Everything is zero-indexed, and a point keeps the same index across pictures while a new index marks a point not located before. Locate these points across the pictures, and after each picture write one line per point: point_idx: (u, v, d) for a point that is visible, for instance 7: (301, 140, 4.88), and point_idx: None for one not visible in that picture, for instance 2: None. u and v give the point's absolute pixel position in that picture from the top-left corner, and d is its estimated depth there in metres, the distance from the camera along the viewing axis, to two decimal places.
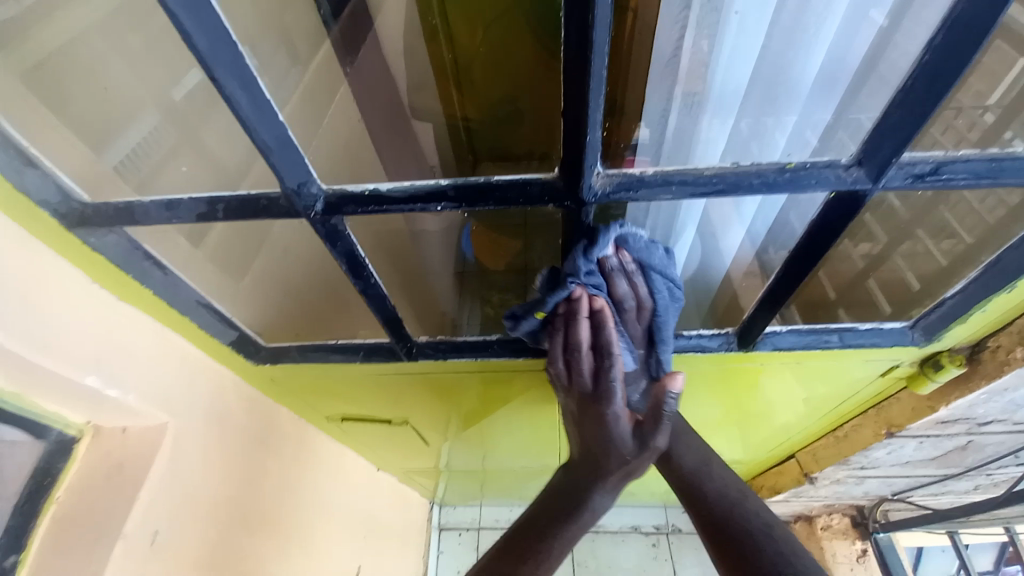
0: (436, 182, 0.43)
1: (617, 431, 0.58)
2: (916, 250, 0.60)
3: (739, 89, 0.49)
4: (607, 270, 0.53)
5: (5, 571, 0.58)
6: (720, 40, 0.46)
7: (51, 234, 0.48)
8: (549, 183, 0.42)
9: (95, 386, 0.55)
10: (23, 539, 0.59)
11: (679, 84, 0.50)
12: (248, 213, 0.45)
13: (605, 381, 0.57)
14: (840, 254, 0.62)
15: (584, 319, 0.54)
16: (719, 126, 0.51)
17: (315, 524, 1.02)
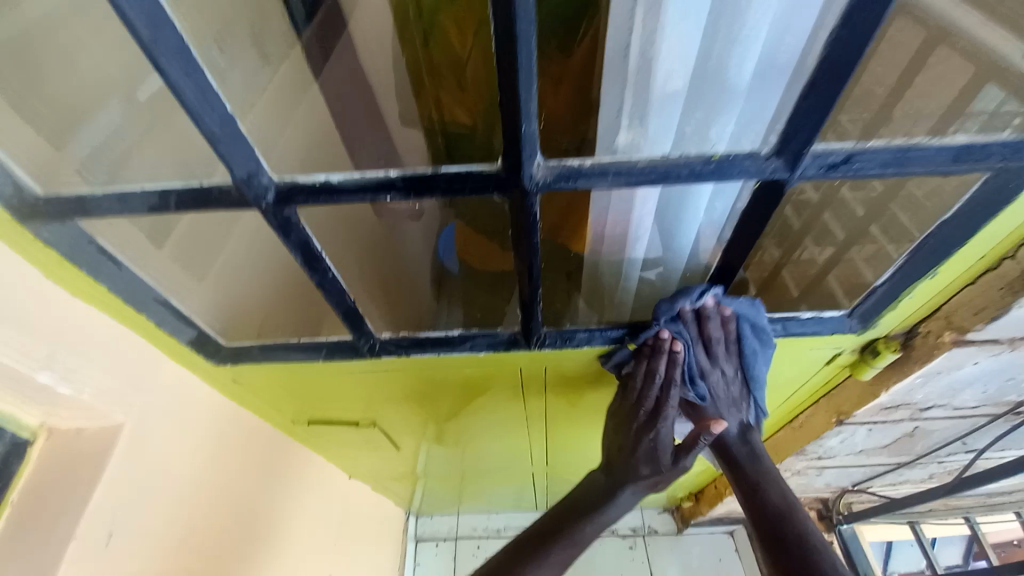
0: (386, 173, 0.44)
1: (660, 454, 0.67)
2: (879, 253, 0.62)
3: (686, 87, 0.51)
4: (700, 314, 0.67)
5: None
6: (665, 34, 0.47)
7: (2, 226, 0.48)
8: (492, 174, 0.44)
9: (47, 383, 0.56)
10: None
11: (630, 81, 0.52)
12: (202, 204, 0.46)
13: (662, 407, 0.67)
14: (803, 254, 0.67)
15: (665, 354, 0.67)
16: (667, 122, 0.53)
17: (283, 530, 1.01)
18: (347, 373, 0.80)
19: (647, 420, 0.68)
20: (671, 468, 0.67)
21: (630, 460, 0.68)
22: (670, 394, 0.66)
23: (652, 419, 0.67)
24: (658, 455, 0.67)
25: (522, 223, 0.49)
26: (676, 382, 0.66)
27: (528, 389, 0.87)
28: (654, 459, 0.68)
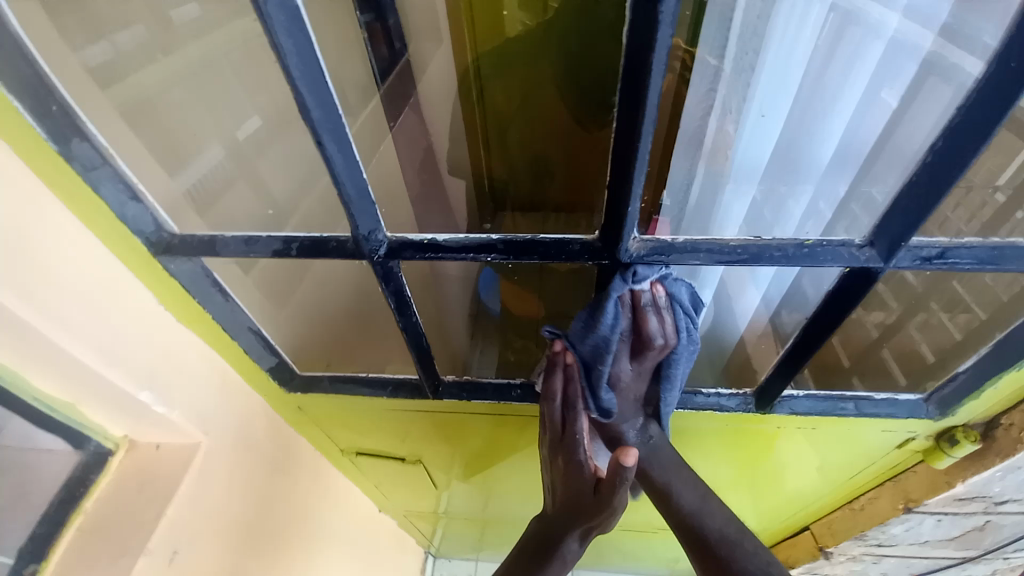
0: (487, 236, 0.48)
1: (582, 481, 0.58)
2: (930, 322, 0.62)
3: (757, 165, 0.56)
4: (640, 304, 0.53)
5: None
6: (742, 123, 0.53)
7: (133, 255, 0.53)
8: (588, 243, 0.46)
9: (147, 401, 0.58)
10: (46, 546, 0.61)
11: (703, 159, 0.55)
12: (317, 253, 0.50)
13: (572, 435, 0.58)
14: (854, 320, 0.63)
15: (558, 370, 0.58)
16: (737, 192, 0.56)
17: (317, 563, 1.00)
18: (405, 411, 0.82)
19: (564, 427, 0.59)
20: (599, 511, 0.56)
21: (570, 492, 0.58)
22: (576, 418, 0.58)
23: (573, 444, 0.58)
24: (580, 478, 0.58)
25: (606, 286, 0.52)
26: (579, 403, 0.58)
27: None
28: (580, 494, 0.57)
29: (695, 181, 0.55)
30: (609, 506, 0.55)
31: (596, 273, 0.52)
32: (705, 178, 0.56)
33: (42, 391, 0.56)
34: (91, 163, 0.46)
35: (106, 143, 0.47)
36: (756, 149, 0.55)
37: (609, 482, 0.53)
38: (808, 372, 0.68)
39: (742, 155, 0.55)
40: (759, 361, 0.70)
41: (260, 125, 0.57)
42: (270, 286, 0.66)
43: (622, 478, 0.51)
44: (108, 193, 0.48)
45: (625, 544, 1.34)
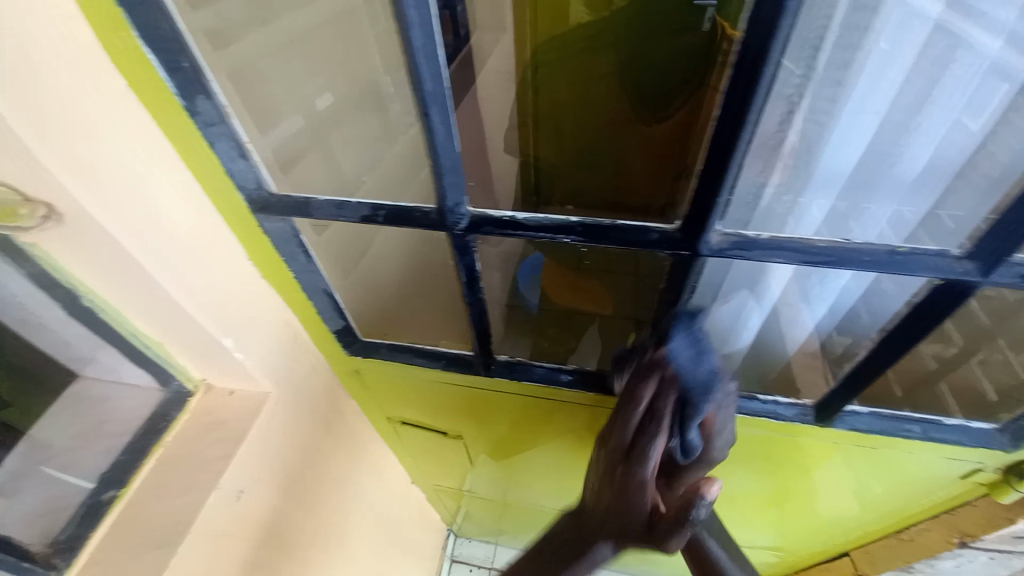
0: (566, 218, 0.49)
1: (634, 514, 0.49)
2: (993, 359, 0.60)
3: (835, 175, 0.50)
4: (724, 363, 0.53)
5: (103, 503, 0.61)
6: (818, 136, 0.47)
7: (234, 209, 0.57)
8: (669, 233, 0.47)
9: (229, 347, 0.62)
10: (127, 474, 0.63)
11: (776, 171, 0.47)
12: (401, 223, 0.53)
13: (647, 444, 0.48)
14: (911, 357, 0.61)
15: (653, 377, 0.48)
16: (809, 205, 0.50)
17: (353, 523, 1.04)
18: (454, 386, 0.85)
19: (629, 453, 0.49)
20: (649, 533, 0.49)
21: (609, 515, 0.52)
22: (661, 428, 0.47)
23: (638, 478, 0.48)
24: (634, 511, 0.49)
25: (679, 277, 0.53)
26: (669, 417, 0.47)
27: None
28: (628, 513, 0.50)
29: (764, 195, 0.47)
30: (667, 541, 0.48)
31: (671, 265, 0.52)
32: (778, 192, 0.48)
33: (138, 327, 0.61)
34: (211, 120, 0.49)
35: (224, 101, 0.49)
36: (838, 156, 0.49)
37: (673, 514, 0.48)
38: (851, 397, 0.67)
39: (824, 163, 0.49)
40: (800, 376, 0.69)
41: (335, 102, 0.59)
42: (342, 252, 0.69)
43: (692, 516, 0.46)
44: (221, 149, 0.52)
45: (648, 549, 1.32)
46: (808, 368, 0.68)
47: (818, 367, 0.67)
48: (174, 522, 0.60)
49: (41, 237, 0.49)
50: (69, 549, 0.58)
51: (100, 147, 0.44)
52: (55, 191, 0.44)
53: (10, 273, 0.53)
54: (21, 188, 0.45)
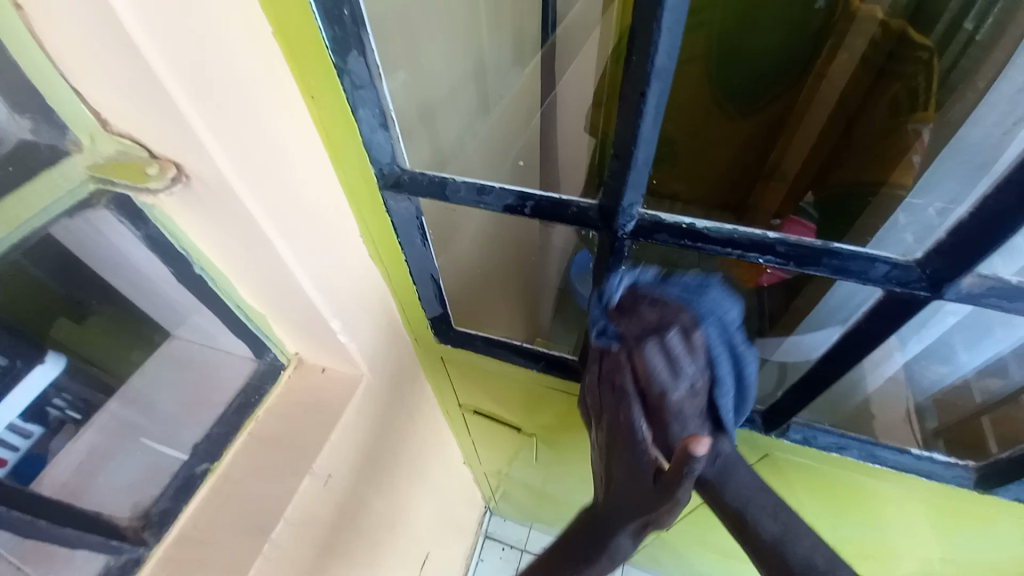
0: (765, 234, 0.41)
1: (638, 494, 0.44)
2: None
3: None
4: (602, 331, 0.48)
5: (198, 476, 0.59)
6: None
7: (363, 187, 0.52)
8: (903, 267, 0.39)
9: (336, 329, 0.58)
10: (219, 448, 0.61)
11: None
12: (552, 216, 0.46)
13: (624, 436, 0.46)
14: None
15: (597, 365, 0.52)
16: None
17: (415, 504, 1.02)
18: (543, 388, 0.79)
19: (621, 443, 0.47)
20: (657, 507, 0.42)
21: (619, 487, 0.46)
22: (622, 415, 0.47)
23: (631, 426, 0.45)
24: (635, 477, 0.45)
25: (889, 315, 0.44)
26: (631, 402, 0.45)
27: None
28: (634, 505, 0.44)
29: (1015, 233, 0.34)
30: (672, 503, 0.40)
31: (883, 298, 0.43)
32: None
33: (243, 299, 0.58)
34: (360, 81, 0.42)
35: (378, 62, 0.42)
36: None
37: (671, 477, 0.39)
38: (941, 438, 0.61)
39: None
40: (880, 410, 0.63)
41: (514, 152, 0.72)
42: (452, 220, 0.61)
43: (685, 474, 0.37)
44: (363, 117, 0.45)
45: (700, 566, 1.26)
46: (890, 406, 0.63)
47: (900, 405, 0.62)
48: (271, 501, 0.58)
49: (162, 198, 0.45)
50: (159, 524, 0.56)
51: (256, 107, 0.39)
52: (195, 154, 0.40)
53: (122, 233, 0.48)
54: (153, 144, 0.41)
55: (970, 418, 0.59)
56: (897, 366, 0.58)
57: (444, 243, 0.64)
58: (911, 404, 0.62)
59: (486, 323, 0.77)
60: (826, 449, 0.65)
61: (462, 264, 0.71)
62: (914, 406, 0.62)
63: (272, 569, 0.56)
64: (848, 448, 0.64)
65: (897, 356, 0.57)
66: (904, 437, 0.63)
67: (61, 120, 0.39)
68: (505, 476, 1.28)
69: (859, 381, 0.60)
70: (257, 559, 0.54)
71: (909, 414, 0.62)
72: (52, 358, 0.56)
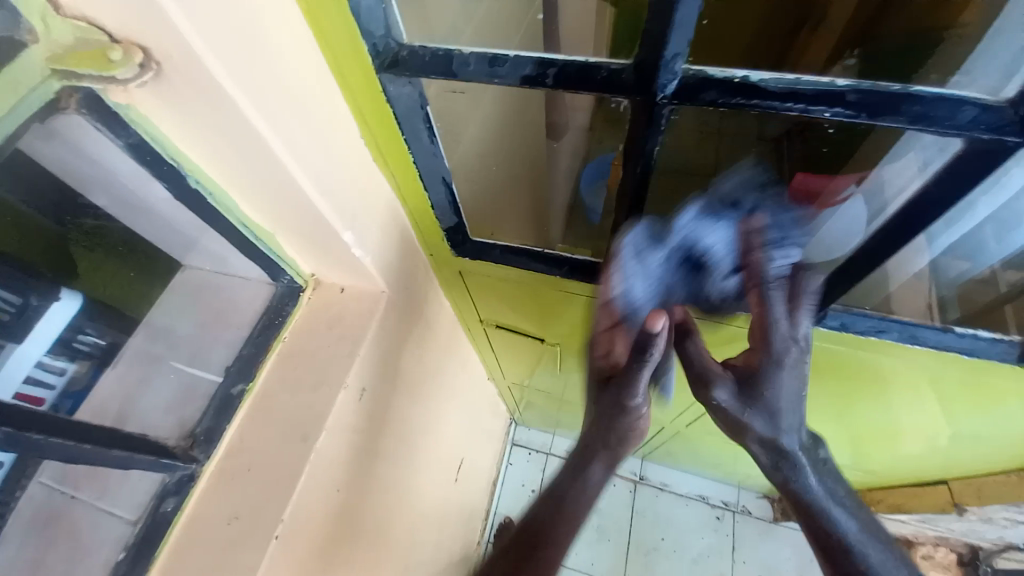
0: (834, 81, 0.35)
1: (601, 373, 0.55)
2: None
3: None
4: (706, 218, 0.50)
5: (235, 397, 0.60)
6: None
7: (357, 71, 0.45)
8: (994, 110, 0.34)
9: (349, 242, 0.55)
10: (251, 369, 0.62)
11: None
12: (577, 85, 0.41)
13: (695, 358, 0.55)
14: None
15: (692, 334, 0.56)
16: None
17: (444, 413, 1.05)
18: (565, 298, 0.77)
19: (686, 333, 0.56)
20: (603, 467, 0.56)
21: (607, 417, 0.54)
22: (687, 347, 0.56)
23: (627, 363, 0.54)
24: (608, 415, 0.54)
25: (963, 172, 0.40)
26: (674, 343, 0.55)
27: None
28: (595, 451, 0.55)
29: None
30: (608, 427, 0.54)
31: (962, 152, 0.39)
32: None
33: (246, 215, 0.54)
34: None
35: None
36: None
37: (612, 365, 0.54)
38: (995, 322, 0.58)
39: None
40: (922, 298, 0.59)
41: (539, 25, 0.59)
42: (457, 110, 0.55)
43: (647, 352, 0.47)
44: None
45: (714, 456, 1.34)
46: (925, 294, 0.59)
47: (934, 295, 0.59)
48: (310, 415, 0.59)
49: (135, 94, 0.39)
50: (206, 441, 0.58)
51: None
52: (161, 29, 0.34)
53: (103, 145, 0.43)
54: (111, 23, 0.35)
55: (994, 308, 0.57)
56: (925, 259, 0.55)
57: (453, 141, 0.58)
58: (932, 298, 0.59)
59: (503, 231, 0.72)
60: (861, 334, 0.63)
61: (472, 163, 0.65)
62: (937, 298, 0.59)
63: (322, 474, 0.59)
64: (886, 331, 0.62)
65: (922, 250, 0.53)
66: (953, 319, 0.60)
67: (13, 8, 0.33)
68: (529, 387, 1.32)
69: (881, 275, 0.57)
70: (307, 464, 0.56)
71: (930, 308, 0.59)
72: (68, 296, 0.55)
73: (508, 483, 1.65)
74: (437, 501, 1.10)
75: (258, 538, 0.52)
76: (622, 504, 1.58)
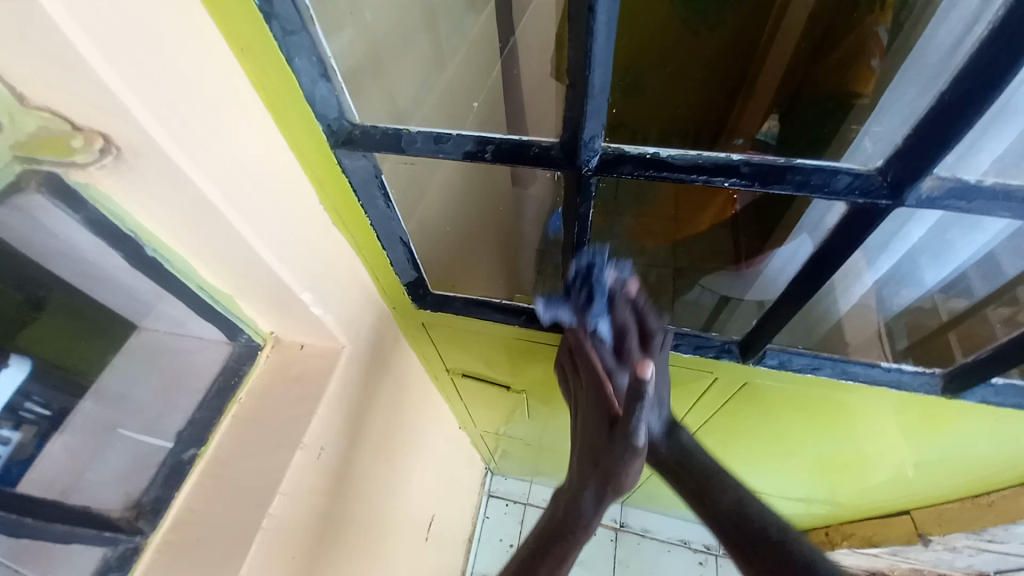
0: (731, 156, 0.41)
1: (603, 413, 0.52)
2: None
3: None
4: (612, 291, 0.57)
5: (186, 463, 0.59)
6: None
7: (313, 147, 0.49)
8: (864, 178, 0.40)
9: (308, 302, 0.57)
10: (206, 432, 0.61)
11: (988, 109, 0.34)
12: (514, 159, 0.45)
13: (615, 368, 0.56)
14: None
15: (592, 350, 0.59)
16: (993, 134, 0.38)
17: (414, 468, 1.03)
18: (526, 345, 0.80)
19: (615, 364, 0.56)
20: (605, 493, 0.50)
21: (600, 454, 0.50)
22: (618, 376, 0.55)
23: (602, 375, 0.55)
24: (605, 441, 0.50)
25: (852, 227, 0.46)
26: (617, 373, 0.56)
27: (696, 398, 0.83)
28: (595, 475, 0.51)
29: (968, 131, 0.35)
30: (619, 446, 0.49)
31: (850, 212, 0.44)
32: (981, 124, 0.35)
33: (205, 279, 0.55)
34: (291, 26, 0.39)
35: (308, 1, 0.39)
36: None
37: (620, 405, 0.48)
38: (911, 356, 0.64)
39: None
40: (851, 333, 0.64)
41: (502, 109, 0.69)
42: (413, 176, 0.60)
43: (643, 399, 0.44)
44: (302, 68, 0.42)
45: None
46: (858, 329, 0.64)
47: (871, 326, 0.64)
48: (265, 478, 0.58)
49: (97, 175, 0.42)
50: (152, 512, 0.56)
51: (183, 63, 0.36)
52: (120, 121, 0.36)
53: (62, 220, 0.45)
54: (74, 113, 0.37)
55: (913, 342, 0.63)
56: (866, 288, 0.61)
57: (410, 204, 0.62)
58: (882, 326, 0.64)
59: (461, 283, 0.76)
60: (800, 371, 0.67)
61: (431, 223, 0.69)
62: (885, 327, 0.64)
63: (277, 541, 0.57)
64: (821, 367, 0.66)
65: (866, 276, 0.58)
66: (877, 354, 0.65)
67: None
68: (502, 435, 1.32)
69: (830, 305, 0.61)
70: (259, 530, 0.54)
71: (881, 335, 0.64)
72: (14, 362, 0.51)
73: (485, 539, 1.59)
74: (407, 563, 1.06)
75: None
76: (604, 555, 1.54)
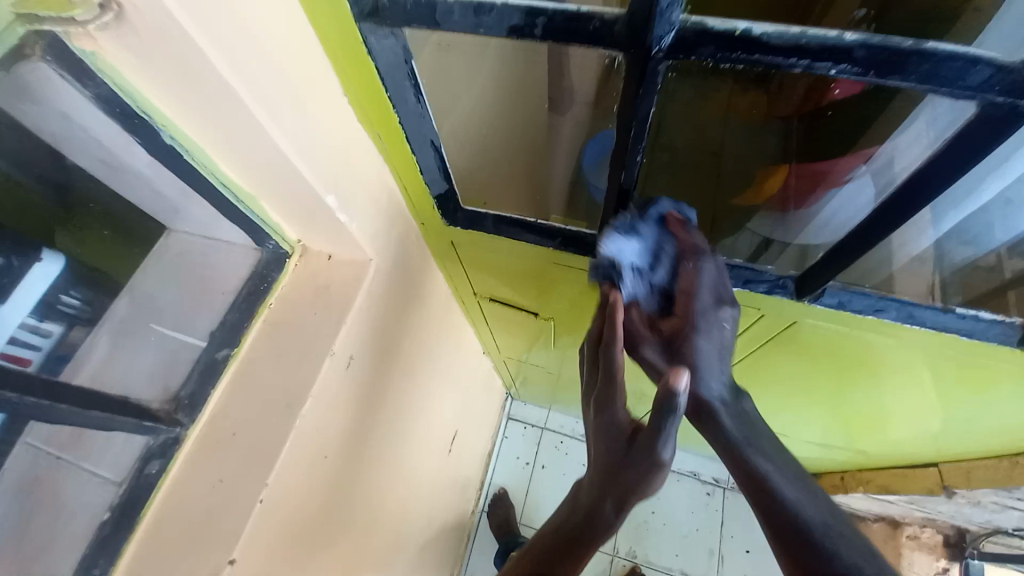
0: (842, 35, 0.33)
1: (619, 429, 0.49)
2: None
3: None
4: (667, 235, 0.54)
5: (220, 362, 0.60)
6: None
7: (337, 20, 0.43)
8: (1011, 69, 0.32)
9: (332, 207, 0.53)
10: (237, 335, 0.61)
11: None
12: (567, 38, 0.38)
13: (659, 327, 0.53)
14: None
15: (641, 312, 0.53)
16: None
17: (437, 385, 1.05)
18: (559, 271, 0.75)
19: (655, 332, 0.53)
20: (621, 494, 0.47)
21: (616, 466, 0.48)
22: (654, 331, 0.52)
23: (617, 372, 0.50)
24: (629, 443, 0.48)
25: (971, 140, 0.38)
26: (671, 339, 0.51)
27: (734, 338, 0.79)
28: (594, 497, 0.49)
29: None
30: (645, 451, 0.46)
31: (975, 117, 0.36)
32: None
33: (226, 175, 0.52)
34: None
35: None
36: None
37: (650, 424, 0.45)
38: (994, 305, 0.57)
39: None
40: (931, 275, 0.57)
41: None
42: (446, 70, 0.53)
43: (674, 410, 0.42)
44: None
45: None
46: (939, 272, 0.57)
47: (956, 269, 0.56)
48: (294, 383, 0.58)
49: (100, 39, 0.37)
50: (190, 406, 0.58)
51: None
52: None
53: (72, 96, 0.42)
54: None
55: (996, 293, 0.55)
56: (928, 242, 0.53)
57: (443, 105, 0.56)
58: (936, 280, 0.56)
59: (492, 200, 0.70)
60: (859, 314, 0.61)
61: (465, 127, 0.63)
62: (939, 281, 0.56)
63: (307, 441, 0.59)
64: (885, 310, 0.60)
65: (924, 232, 0.52)
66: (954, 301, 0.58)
67: None
68: (524, 363, 1.33)
69: (884, 254, 0.55)
70: (292, 432, 0.56)
71: (932, 291, 0.57)
72: (48, 256, 0.52)
73: (503, 457, 1.68)
74: (430, 472, 1.12)
75: (239, 503, 0.53)
76: None
